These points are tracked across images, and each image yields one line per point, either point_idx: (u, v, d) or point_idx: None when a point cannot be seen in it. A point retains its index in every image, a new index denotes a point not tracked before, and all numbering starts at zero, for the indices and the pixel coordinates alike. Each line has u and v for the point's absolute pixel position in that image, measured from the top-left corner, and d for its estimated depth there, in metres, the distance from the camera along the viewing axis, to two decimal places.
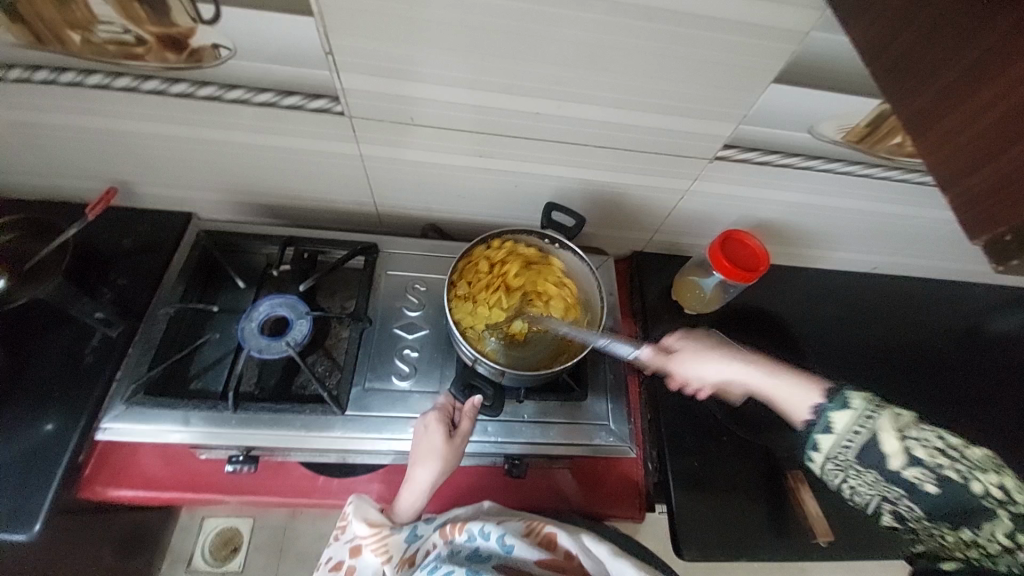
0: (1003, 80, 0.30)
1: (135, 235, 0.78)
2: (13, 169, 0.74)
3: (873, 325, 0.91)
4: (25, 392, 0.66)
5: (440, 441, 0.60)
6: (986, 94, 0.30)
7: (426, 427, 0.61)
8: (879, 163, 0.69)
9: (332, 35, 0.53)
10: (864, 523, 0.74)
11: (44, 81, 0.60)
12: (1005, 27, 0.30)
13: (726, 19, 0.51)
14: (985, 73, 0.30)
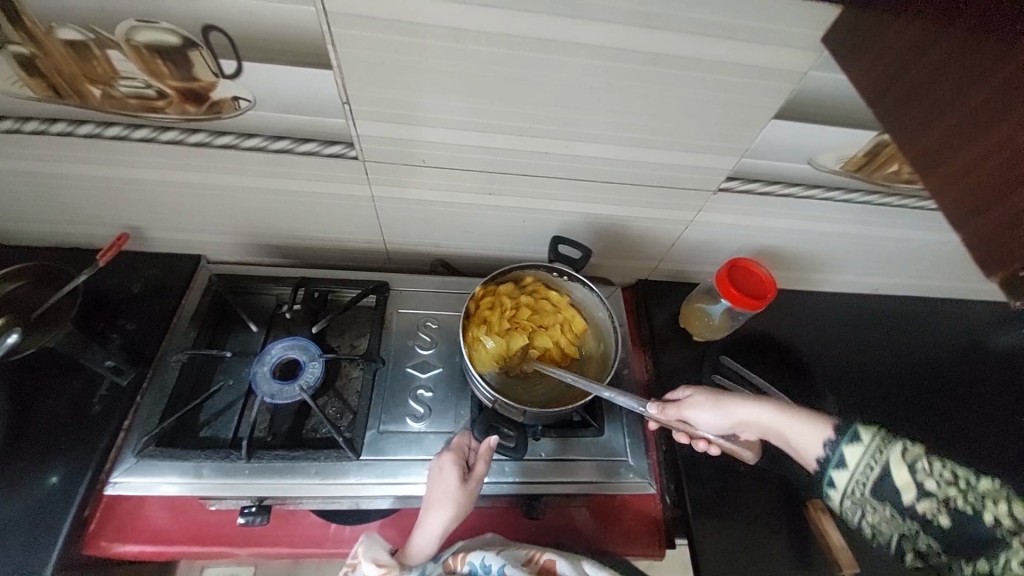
0: (995, 133, 0.33)
1: (144, 280, 0.78)
2: (25, 218, 0.74)
3: (881, 347, 0.92)
4: (29, 445, 0.64)
5: (456, 482, 0.58)
6: (982, 144, 0.34)
7: (441, 469, 0.59)
8: (876, 190, 0.72)
9: (349, 85, 0.55)
10: (892, 555, 0.72)
11: (64, 134, 0.61)
12: (989, 87, 0.34)
13: (725, 62, 0.53)
14: (981, 125, 0.34)
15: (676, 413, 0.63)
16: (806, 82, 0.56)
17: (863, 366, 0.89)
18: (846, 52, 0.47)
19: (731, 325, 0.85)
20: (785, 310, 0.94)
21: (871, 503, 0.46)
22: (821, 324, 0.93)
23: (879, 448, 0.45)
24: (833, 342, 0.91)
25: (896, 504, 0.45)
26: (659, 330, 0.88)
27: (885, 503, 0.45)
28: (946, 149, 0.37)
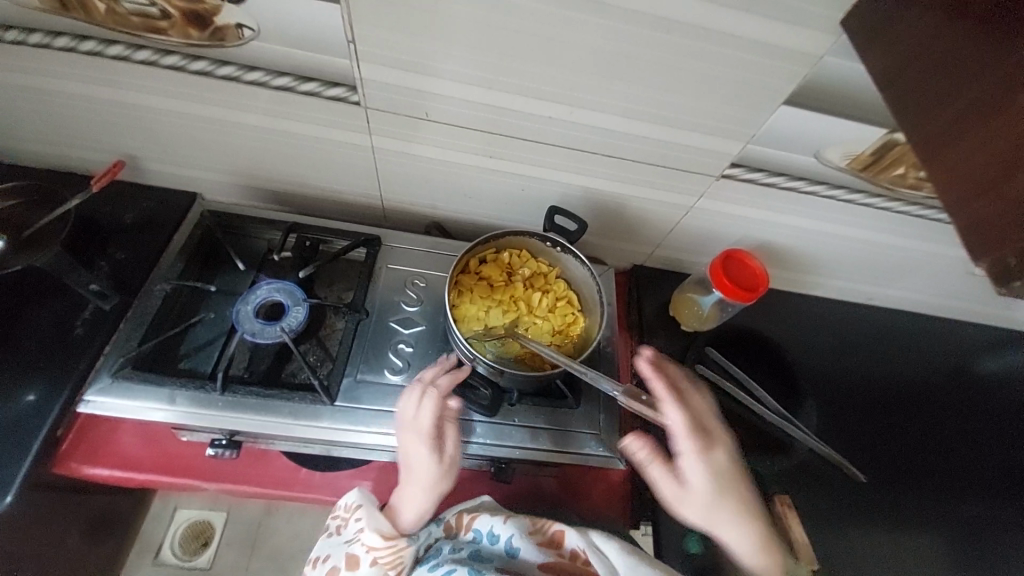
0: (1009, 113, 0.31)
1: (136, 211, 0.78)
2: (20, 134, 0.73)
3: (864, 355, 0.92)
4: (9, 361, 0.64)
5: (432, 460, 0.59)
6: (994, 125, 0.32)
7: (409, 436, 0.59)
8: (880, 193, 0.71)
9: (356, 25, 0.54)
10: (844, 551, 0.74)
11: (63, 47, 0.60)
12: (1009, 66, 0.32)
13: (740, 37, 0.52)
14: (996, 104, 0.32)
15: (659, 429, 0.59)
16: (819, 67, 0.55)
17: (845, 373, 0.90)
18: (860, 36, 0.45)
19: (720, 317, 0.85)
20: (775, 310, 0.94)
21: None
22: (809, 328, 0.93)
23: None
24: (819, 347, 0.92)
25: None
26: (647, 317, 0.88)
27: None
28: (953, 133, 0.35)
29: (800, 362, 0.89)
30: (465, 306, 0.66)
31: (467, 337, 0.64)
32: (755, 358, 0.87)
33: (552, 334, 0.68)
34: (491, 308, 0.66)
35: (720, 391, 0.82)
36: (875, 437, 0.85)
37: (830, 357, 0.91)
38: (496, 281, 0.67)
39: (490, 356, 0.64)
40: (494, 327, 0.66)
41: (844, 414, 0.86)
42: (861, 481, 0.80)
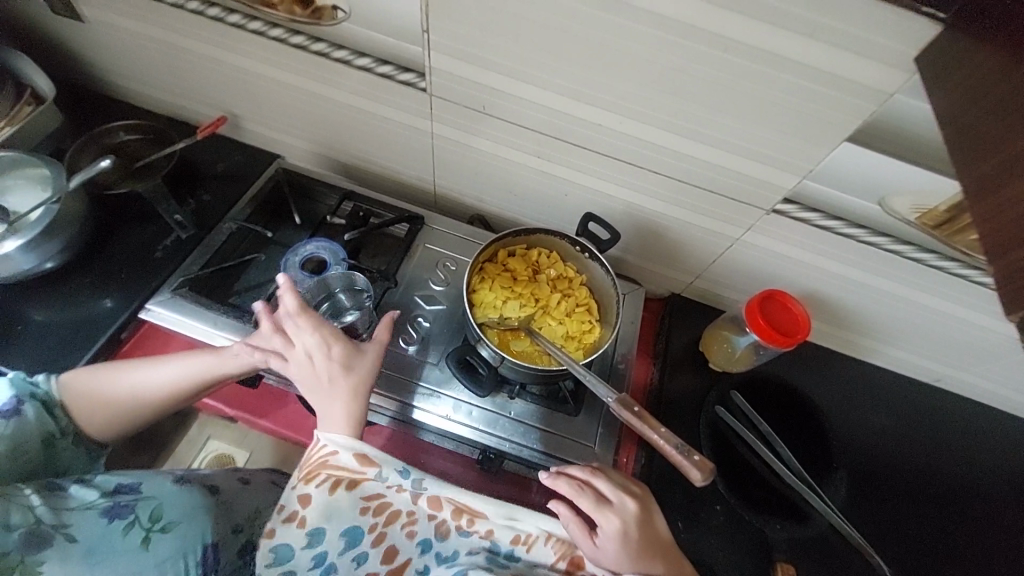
0: None
1: (228, 162, 0.88)
2: (154, 84, 0.87)
3: (919, 440, 0.82)
4: (98, 268, 0.75)
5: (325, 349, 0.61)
6: None
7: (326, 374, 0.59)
8: (957, 257, 0.64)
9: (431, 14, 0.59)
10: None
11: (195, 11, 0.71)
12: None
13: (804, 64, 0.50)
14: None
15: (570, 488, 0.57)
16: (890, 105, 0.52)
17: (890, 454, 0.80)
18: (933, 74, 0.43)
19: (752, 360, 0.80)
20: (821, 369, 0.86)
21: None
22: (857, 396, 0.85)
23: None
24: (864, 418, 0.83)
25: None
26: (674, 348, 0.85)
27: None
28: (999, 177, 0.33)
29: (838, 430, 0.81)
30: (484, 290, 0.68)
31: (480, 321, 0.66)
32: (786, 414, 0.79)
33: (564, 336, 0.68)
34: (510, 299, 0.68)
35: (739, 440, 0.76)
36: (914, 532, 0.75)
37: (877, 432, 0.82)
38: (521, 275, 0.69)
39: (495, 344, 0.65)
40: (507, 316, 0.67)
41: (879, 497, 0.77)
42: (886, 575, 0.71)
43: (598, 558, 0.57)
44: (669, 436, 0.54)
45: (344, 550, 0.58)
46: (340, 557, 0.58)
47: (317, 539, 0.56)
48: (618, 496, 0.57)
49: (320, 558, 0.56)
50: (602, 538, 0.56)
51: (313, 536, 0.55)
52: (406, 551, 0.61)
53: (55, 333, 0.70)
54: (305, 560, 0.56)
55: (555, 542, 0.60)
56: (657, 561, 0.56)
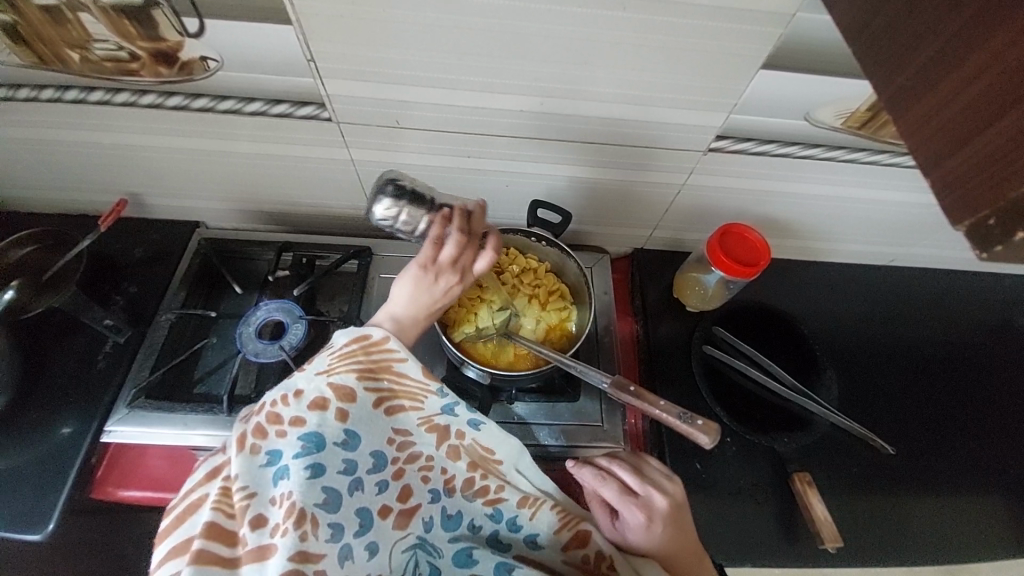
0: (984, 51, 0.29)
1: (145, 245, 0.81)
2: (33, 183, 0.78)
3: (887, 320, 0.87)
4: (42, 398, 0.69)
5: (429, 272, 0.58)
6: (967, 67, 0.30)
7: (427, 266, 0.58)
8: (887, 149, 0.66)
9: (313, 43, 0.54)
10: (866, 520, 0.72)
11: (50, 98, 0.63)
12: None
13: (702, 5, 0.49)
14: (968, 44, 0.30)
15: (595, 480, 0.59)
16: (795, 25, 0.51)
17: (866, 340, 0.85)
18: None
19: (726, 294, 0.81)
20: (789, 281, 0.89)
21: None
22: (827, 296, 0.88)
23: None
24: (838, 315, 0.87)
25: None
26: (651, 300, 0.86)
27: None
28: (916, 89, 0.33)
29: (816, 334, 0.85)
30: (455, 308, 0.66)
31: (459, 341, 0.65)
32: (766, 333, 0.82)
33: (545, 328, 0.68)
34: (481, 309, 0.66)
35: (732, 371, 0.78)
36: (902, 405, 0.80)
37: (850, 324, 0.86)
38: (486, 281, 0.68)
39: (480, 360, 0.65)
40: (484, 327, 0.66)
41: (866, 383, 0.82)
42: (890, 453, 0.76)
43: (617, 539, 0.60)
44: (672, 409, 0.56)
45: (371, 470, 0.54)
46: (366, 474, 0.53)
47: (352, 442, 0.52)
48: (643, 489, 0.58)
49: (351, 465, 0.52)
50: (624, 526, 0.59)
51: (347, 437, 0.52)
52: (419, 496, 0.57)
53: (17, 482, 0.64)
54: (334, 463, 0.51)
55: (559, 510, 0.60)
56: (677, 550, 0.57)
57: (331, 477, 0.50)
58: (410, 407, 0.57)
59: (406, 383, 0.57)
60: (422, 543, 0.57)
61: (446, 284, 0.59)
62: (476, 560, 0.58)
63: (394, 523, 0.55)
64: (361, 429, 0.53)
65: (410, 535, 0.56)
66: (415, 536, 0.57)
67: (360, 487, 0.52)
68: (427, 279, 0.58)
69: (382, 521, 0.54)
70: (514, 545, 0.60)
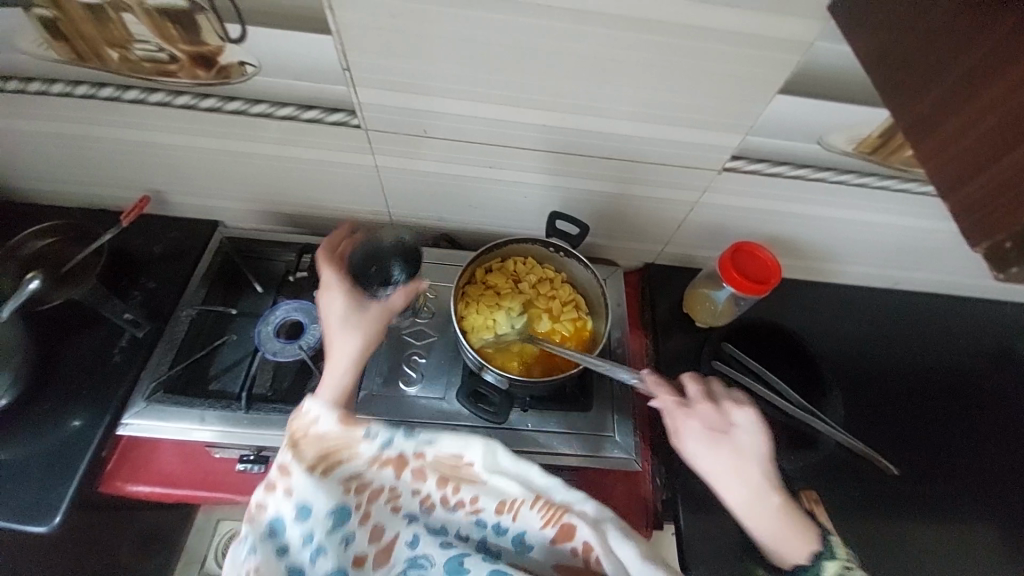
0: (1002, 84, 0.31)
1: (164, 241, 0.82)
2: (58, 177, 0.80)
3: (890, 342, 0.89)
4: (56, 389, 0.69)
5: (349, 316, 0.62)
6: (985, 98, 0.32)
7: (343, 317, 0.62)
8: (896, 175, 0.68)
9: (349, 52, 0.56)
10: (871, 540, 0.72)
11: (85, 95, 0.65)
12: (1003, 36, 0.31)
13: (726, 31, 0.52)
14: (987, 77, 0.32)
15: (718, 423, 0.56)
16: (813, 53, 0.54)
17: (871, 360, 0.86)
18: (844, 19, 0.45)
19: (734, 311, 0.83)
20: (796, 300, 0.91)
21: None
22: (833, 317, 0.90)
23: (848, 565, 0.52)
24: (843, 335, 0.88)
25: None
26: (660, 313, 0.87)
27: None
28: (936, 116, 0.35)
29: (822, 353, 0.86)
30: (473, 314, 0.68)
31: (478, 346, 0.67)
32: (773, 351, 0.84)
33: (560, 336, 0.69)
34: (500, 315, 0.68)
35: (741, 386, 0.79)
36: (905, 426, 0.81)
37: (855, 345, 0.88)
38: (504, 289, 0.70)
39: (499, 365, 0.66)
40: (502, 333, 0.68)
41: (870, 403, 0.83)
42: (894, 473, 0.77)
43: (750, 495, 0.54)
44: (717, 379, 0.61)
45: (334, 527, 0.55)
46: (328, 535, 0.54)
47: (303, 513, 0.52)
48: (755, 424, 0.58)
49: (311, 535, 0.53)
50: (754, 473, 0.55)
51: (299, 510, 0.52)
52: (393, 527, 0.60)
53: (26, 472, 0.64)
54: (295, 535, 0.53)
55: (544, 507, 0.58)
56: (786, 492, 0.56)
57: (297, 559, 0.53)
58: (348, 454, 0.56)
59: (324, 436, 0.55)
60: (411, 561, 0.60)
61: (370, 325, 0.63)
62: (468, 568, 0.58)
63: (373, 564, 0.59)
64: (311, 499, 0.53)
65: (396, 565, 0.60)
66: (404, 556, 0.60)
67: (324, 551, 0.54)
68: (348, 326, 0.62)
69: (361, 568, 0.58)
70: (504, 552, 0.62)
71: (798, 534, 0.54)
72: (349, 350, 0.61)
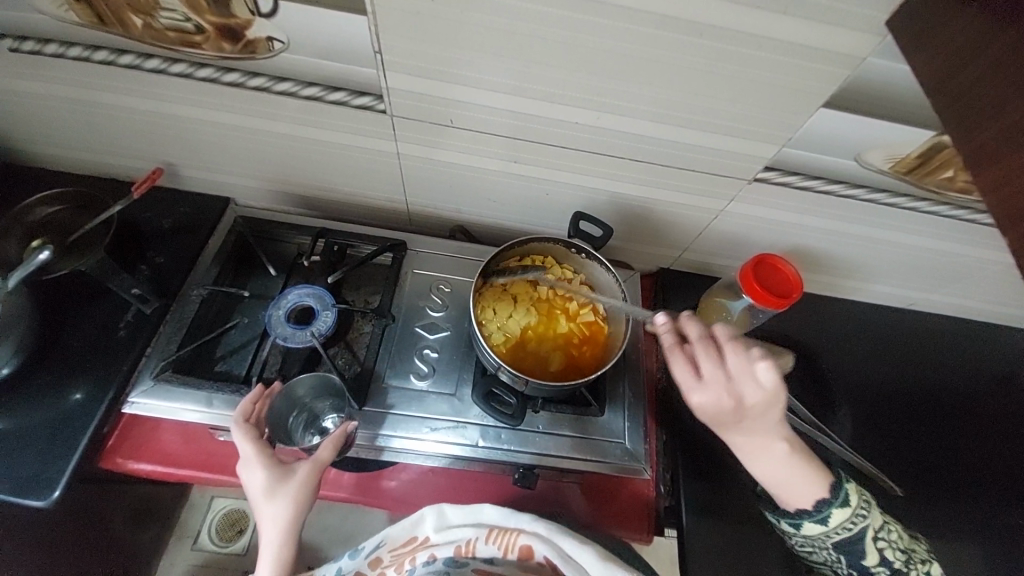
0: None
1: (175, 216, 0.81)
2: (68, 143, 0.77)
3: (902, 361, 0.88)
4: (58, 362, 0.68)
5: (274, 481, 0.57)
6: None
7: (262, 474, 0.57)
8: (928, 197, 0.67)
9: (382, 34, 0.54)
10: None
11: (104, 61, 0.63)
12: None
13: (776, 40, 0.50)
14: None
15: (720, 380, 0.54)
16: (862, 68, 0.52)
17: (882, 379, 0.86)
18: (908, 38, 0.43)
19: (750, 322, 0.80)
20: (811, 315, 0.90)
21: (827, 548, 0.59)
22: (846, 334, 0.89)
23: (861, 511, 0.58)
24: (855, 353, 0.88)
25: (852, 558, 0.58)
26: None
27: (846, 555, 0.59)
28: (1001, 149, 0.34)
29: (834, 370, 0.86)
30: (490, 316, 0.68)
31: (493, 348, 0.66)
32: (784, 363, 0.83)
33: (586, 347, 0.68)
34: (517, 318, 0.68)
35: None
36: (913, 449, 0.81)
37: (868, 363, 0.87)
38: (521, 296, 0.70)
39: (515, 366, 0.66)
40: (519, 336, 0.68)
41: (879, 424, 0.82)
42: (899, 495, 0.77)
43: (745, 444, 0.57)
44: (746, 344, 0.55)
45: None
46: None
47: None
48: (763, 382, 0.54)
49: None
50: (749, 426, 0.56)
51: None
52: None
53: (28, 444, 0.62)
54: None
55: (493, 536, 0.60)
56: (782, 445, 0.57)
57: None
58: None
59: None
60: None
61: (301, 468, 0.58)
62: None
63: None
64: None
65: None
66: None
67: None
68: (275, 484, 0.57)
69: None
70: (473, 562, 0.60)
71: (808, 485, 0.57)
72: (280, 503, 0.56)
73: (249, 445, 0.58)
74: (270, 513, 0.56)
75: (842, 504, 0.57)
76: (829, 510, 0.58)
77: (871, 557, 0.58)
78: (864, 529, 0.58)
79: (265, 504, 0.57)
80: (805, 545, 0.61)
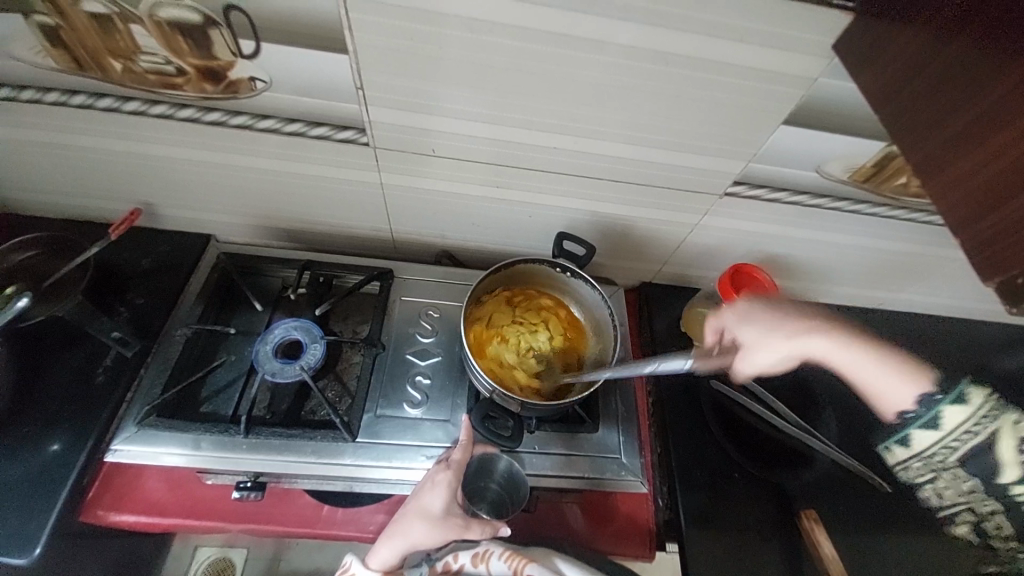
0: (1006, 134, 0.33)
1: (154, 256, 0.79)
2: (42, 187, 0.76)
3: None
4: (34, 411, 0.65)
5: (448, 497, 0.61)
6: (990, 145, 0.34)
7: (433, 482, 0.62)
8: (885, 202, 0.71)
9: (364, 71, 0.56)
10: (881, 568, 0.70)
11: (82, 105, 0.63)
12: (1001, 89, 0.33)
13: (735, 65, 0.54)
14: (992, 125, 0.34)
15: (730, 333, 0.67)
16: (814, 87, 0.56)
17: None
18: (855, 59, 0.47)
19: None
20: None
21: (950, 470, 0.50)
22: None
23: (986, 416, 0.46)
24: None
25: (986, 475, 0.48)
26: (659, 332, 0.88)
27: (977, 474, 0.48)
28: (945, 159, 0.37)
29: None
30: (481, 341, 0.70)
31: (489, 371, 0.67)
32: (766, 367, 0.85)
33: (567, 378, 0.69)
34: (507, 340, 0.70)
35: (738, 404, 0.80)
36: None
37: None
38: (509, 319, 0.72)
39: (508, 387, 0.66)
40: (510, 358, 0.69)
41: None
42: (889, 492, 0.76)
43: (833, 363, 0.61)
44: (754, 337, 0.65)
45: None
46: None
47: None
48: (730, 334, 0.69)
49: None
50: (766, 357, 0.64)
51: None
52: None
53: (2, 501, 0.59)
54: None
55: (508, 553, 0.65)
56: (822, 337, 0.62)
57: None
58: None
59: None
60: None
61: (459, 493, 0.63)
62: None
63: None
64: None
65: None
66: None
67: None
68: (439, 497, 0.61)
69: None
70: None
71: (901, 382, 0.54)
72: (433, 517, 0.61)
73: (460, 456, 0.63)
74: (418, 524, 0.61)
75: (952, 403, 0.48)
76: (937, 410, 0.49)
77: (1011, 471, 0.46)
78: (995, 437, 0.46)
79: (419, 512, 0.61)
80: (919, 470, 0.52)
